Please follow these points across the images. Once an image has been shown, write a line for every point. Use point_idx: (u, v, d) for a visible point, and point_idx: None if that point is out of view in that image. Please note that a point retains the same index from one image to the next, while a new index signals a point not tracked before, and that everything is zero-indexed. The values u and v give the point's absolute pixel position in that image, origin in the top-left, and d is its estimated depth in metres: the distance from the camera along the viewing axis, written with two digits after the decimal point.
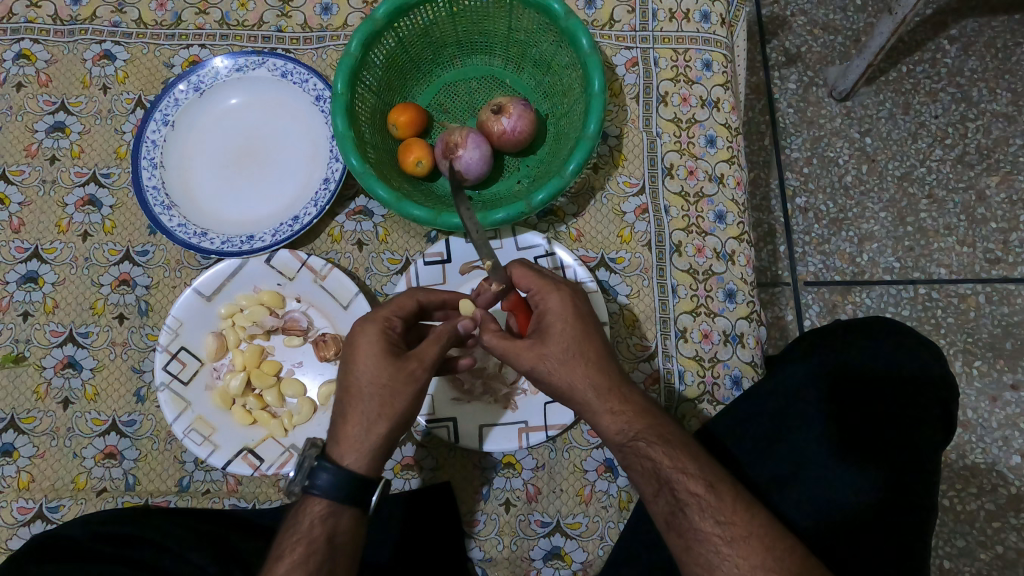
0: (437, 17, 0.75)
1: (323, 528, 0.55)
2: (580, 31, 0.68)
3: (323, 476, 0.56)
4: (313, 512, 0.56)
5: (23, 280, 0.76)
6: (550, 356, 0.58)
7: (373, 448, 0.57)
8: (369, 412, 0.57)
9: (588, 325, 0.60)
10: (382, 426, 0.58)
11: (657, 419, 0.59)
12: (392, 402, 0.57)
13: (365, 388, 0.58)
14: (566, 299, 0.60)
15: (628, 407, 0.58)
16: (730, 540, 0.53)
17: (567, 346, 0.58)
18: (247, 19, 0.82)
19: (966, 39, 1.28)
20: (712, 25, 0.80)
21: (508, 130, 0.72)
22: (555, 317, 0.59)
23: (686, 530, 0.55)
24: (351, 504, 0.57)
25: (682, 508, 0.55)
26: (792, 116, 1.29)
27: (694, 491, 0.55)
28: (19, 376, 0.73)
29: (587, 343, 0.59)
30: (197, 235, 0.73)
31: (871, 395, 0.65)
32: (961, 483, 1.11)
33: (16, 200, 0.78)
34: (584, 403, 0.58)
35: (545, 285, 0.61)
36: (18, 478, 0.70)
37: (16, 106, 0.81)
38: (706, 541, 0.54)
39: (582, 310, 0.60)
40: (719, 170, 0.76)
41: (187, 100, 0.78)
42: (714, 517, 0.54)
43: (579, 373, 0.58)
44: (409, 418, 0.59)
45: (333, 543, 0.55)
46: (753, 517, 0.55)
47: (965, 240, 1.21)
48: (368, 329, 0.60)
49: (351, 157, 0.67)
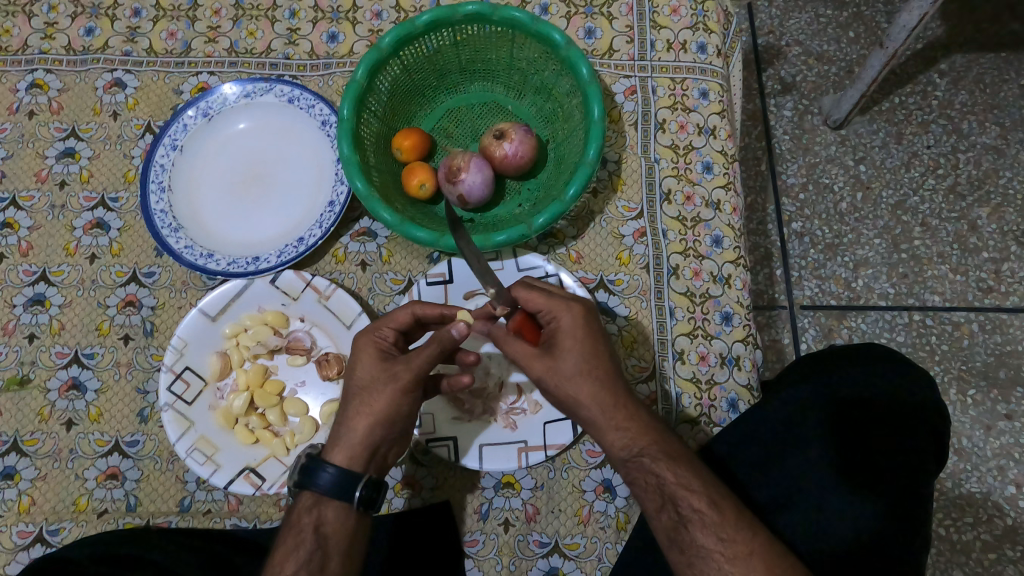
0: (441, 45, 0.77)
1: (310, 518, 0.59)
2: (580, 60, 0.70)
3: (317, 473, 0.59)
4: (303, 503, 0.60)
5: (30, 303, 0.77)
6: (558, 370, 0.60)
7: (356, 445, 0.60)
8: (350, 411, 0.61)
9: (598, 342, 0.61)
10: (360, 423, 0.60)
11: (661, 436, 0.60)
12: (370, 402, 0.60)
13: (350, 390, 0.62)
14: (578, 314, 0.62)
15: (635, 423, 0.60)
16: (732, 558, 0.54)
17: (576, 361, 0.60)
18: (256, 47, 0.85)
19: (955, 73, 1.32)
20: (709, 56, 0.82)
21: (510, 155, 0.73)
22: (566, 333, 0.61)
23: (688, 546, 0.56)
24: (336, 497, 0.59)
25: (685, 524, 0.56)
26: (788, 143, 1.32)
27: (697, 508, 0.56)
28: (23, 398, 0.74)
29: (597, 360, 0.60)
30: (203, 256, 0.74)
31: (867, 421, 0.65)
32: (957, 512, 1.11)
33: (26, 224, 0.79)
34: (591, 416, 0.60)
35: (554, 304, 0.62)
36: (19, 502, 0.71)
37: (28, 133, 0.82)
38: (708, 557, 0.55)
39: (592, 327, 0.62)
40: (716, 195, 0.77)
41: (196, 125, 0.80)
42: (716, 534, 0.55)
43: (589, 389, 0.59)
44: (393, 418, 0.61)
45: (320, 533, 0.58)
46: (756, 535, 0.56)
47: (958, 269, 1.23)
48: (361, 341, 0.64)
49: (357, 181, 0.68)
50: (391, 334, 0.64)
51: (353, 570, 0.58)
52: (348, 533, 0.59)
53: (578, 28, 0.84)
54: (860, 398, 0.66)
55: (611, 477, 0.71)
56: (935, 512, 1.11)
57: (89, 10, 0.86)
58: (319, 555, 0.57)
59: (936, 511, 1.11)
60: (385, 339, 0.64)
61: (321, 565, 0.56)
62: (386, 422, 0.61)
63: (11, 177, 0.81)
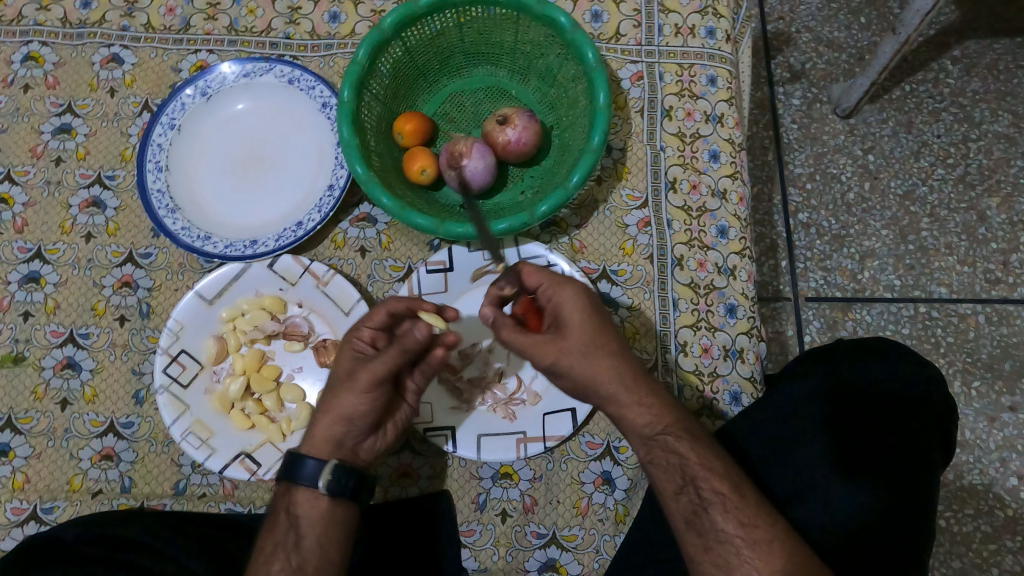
0: (444, 28, 0.75)
1: (282, 503, 0.61)
2: (586, 45, 0.69)
3: (287, 466, 0.60)
4: (279, 488, 0.62)
5: (25, 281, 0.76)
6: (571, 349, 0.58)
7: (320, 440, 0.61)
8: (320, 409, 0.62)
9: (605, 319, 0.60)
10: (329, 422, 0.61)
11: (681, 416, 0.59)
12: (333, 402, 0.61)
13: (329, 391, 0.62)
14: (578, 292, 0.60)
15: (654, 400, 0.59)
16: (753, 543, 0.53)
17: (590, 338, 0.58)
18: (255, 26, 0.83)
19: (969, 60, 1.29)
20: (718, 41, 0.80)
21: (513, 141, 0.72)
22: (569, 311, 0.59)
23: (708, 529, 0.55)
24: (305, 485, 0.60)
25: (705, 507, 0.55)
26: (795, 132, 1.30)
27: (719, 491, 0.55)
28: (18, 376, 0.73)
29: (606, 337, 0.59)
30: (200, 238, 0.73)
31: (869, 415, 0.64)
32: (958, 504, 1.11)
33: (21, 200, 0.78)
34: (611, 394, 0.58)
35: (556, 279, 0.60)
36: (14, 479, 0.70)
37: (23, 107, 0.81)
38: (728, 541, 0.54)
39: (597, 305, 0.61)
40: (722, 184, 0.76)
41: (194, 105, 0.78)
42: (737, 518, 0.54)
43: (603, 366, 0.58)
44: (354, 417, 0.61)
45: (291, 515, 0.60)
46: (775, 523, 0.55)
47: (965, 260, 1.21)
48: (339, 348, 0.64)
49: (357, 166, 0.67)
50: (368, 335, 0.63)
51: (327, 554, 0.58)
52: (321, 518, 0.59)
53: (585, 11, 0.82)
54: (860, 393, 0.65)
55: (610, 470, 0.70)
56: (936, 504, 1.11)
57: None
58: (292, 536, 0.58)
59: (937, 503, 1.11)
60: (362, 340, 0.63)
61: (293, 545, 0.58)
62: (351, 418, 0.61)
63: (7, 152, 0.80)
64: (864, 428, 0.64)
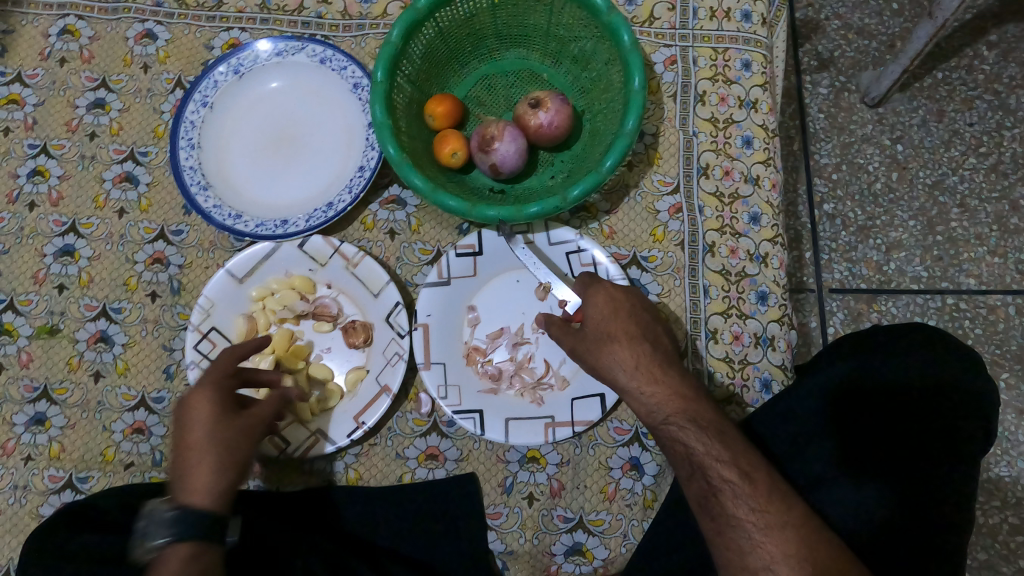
0: (478, 9, 0.75)
1: (190, 571, 0.51)
2: (623, 27, 0.68)
3: (171, 515, 0.53)
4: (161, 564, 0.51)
5: (59, 254, 0.76)
6: (587, 339, 0.64)
7: (215, 486, 0.56)
8: (196, 454, 0.57)
9: (624, 313, 0.65)
10: (217, 462, 0.57)
11: (691, 403, 0.61)
12: (229, 447, 0.58)
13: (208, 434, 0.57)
14: (602, 291, 0.65)
15: (660, 387, 0.61)
16: (764, 528, 0.54)
17: (603, 331, 0.64)
18: (287, 5, 0.83)
19: (1004, 45, 1.27)
20: (753, 24, 0.79)
21: (545, 125, 0.71)
22: (591, 306, 0.65)
23: (719, 515, 0.56)
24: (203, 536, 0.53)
25: (715, 493, 0.56)
26: (822, 122, 1.28)
27: (727, 478, 0.56)
28: (53, 346, 0.74)
29: (616, 328, 0.64)
30: (232, 217, 0.73)
31: (905, 408, 0.63)
32: (984, 496, 1.10)
33: (56, 173, 0.79)
34: (621, 384, 0.63)
35: (585, 284, 0.67)
36: (49, 447, 0.71)
37: (59, 81, 0.81)
38: (738, 526, 0.55)
39: (620, 300, 0.65)
40: (755, 171, 0.75)
41: (226, 82, 0.78)
42: (748, 504, 0.55)
43: (606, 354, 0.63)
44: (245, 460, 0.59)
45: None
46: (790, 508, 0.55)
47: (996, 251, 1.19)
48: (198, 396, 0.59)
49: (389, 146, 0.67)
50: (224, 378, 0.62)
51: None
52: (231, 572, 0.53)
53: None
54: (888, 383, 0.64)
55: (638, 456, 0.70)
56: None
57: None
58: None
59: None
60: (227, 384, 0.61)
61: None
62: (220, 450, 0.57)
63: (42, 125, 0.80)
64: (898, 421, 0.63)
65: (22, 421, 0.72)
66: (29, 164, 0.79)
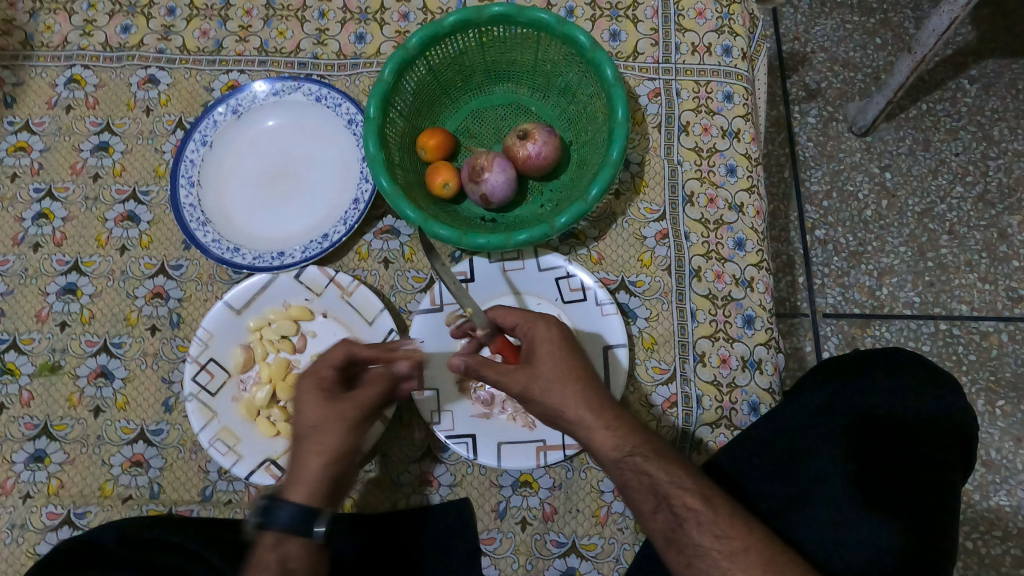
0: (468, 47, 0.78)
1: (274, 554, 0.55)
2: (606, 62, 0.71)
3: (279, 512, 0.56)
4: (263, 543, 0.56)
5: (62, 292, 0.79)
6: (540, 375, 0.60)
7: (314, 481, 0.58)
8: (305, 450, 0.59)
9: (569, 346, 0.62)
10: (330, 452, 0.59)
11: (647, 436, 0.60)
12: (326, 439, 0.59)
13: (326, 432, 0.59)
14: (553, 326, 0.64)
15: (617, 422, 0.60)
16: (730, 554, 0.54)
17: (554, 364, 0.61)
18: (285, 47, 0.86)
19: (986, 80, 1.30)
20: (734, 58, 0.82)
21: (533, 155, 0.74)
22: (543, 340, 0.62)
23: (686, 545, 0.56)
24: (303, 534, 0.56)
25: (681, 523, 0.56)
26: (812, 149, 1.31)
27: (691, 506, 0.56)
28: (54, 384, 0.76)
29: (574, 363, 0.61)
30: (230, 250, 0.76)
31: (885, 436, 0.64)
32: (985, 526, 1.09)
33: (60, 215, 0.81)
34: (578, 419, 0.60)
35: (529, 317, 0.64)
36: (48, 484, 0.72)
37: (65, 127, 0.85)
38: (705, 555, 0.55)
39: (565, 332, 0.64)
40: (739, 198, 0.77)
41: (225, 122, 0.81)
42: (712, 531, 0.55)
43: (569, 391, 0.60)
44: (348, 454, 0.60)
45: (285, 570, 0.55)
46: (751, 532, 0.56)
47: (986, 278, 1.21)
48: (305, 389, 0.62)
49: (381, 179, 0.69)
50: (329, 369, 0.63)
51: None
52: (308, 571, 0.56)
53: (603, 30, 0.85)
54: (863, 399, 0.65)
55: None
56: (961, 526, 1.09)
57: (126, 8, 0.89)
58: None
59: (962, 524, 1.09)
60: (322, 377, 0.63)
61: None
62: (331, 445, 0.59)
63: (48, 170, 0.83)
64: (881, 451, 0.63)
65: (22, 459, 0.73)
66: (34, 208, 0.82)
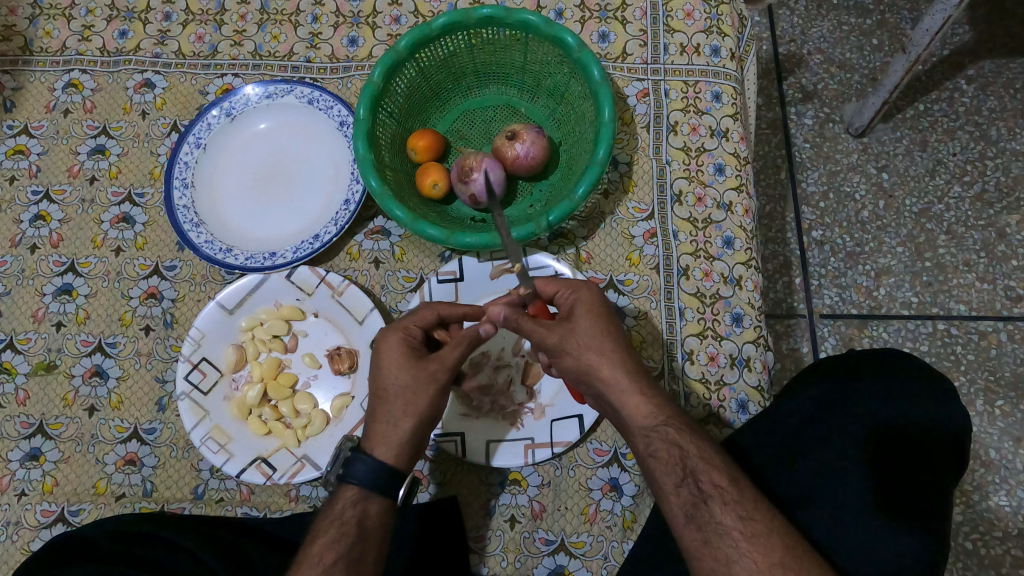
0: (456, 48, 0.79)
1: (354, 511, 0.58)
2: (592, 63, 0.71)
3: (360, 466, 0.59)
4: (347, 497, 0.59)
5: (58, 292, 0.80)
6: (580, 333, 0.61)
7: (401, 441, 0.61)
8: (395, 410, 0.61)
9: (612, 317, 0.64)
10: (423, 415, 0.61)
11: (680, 413, 0.60)
12: (415, 401, 0.61)
13: (418, 396, 0.61)
14: (595, 292, 0.64)
15: (653, 392, 0.60)
16: (751, 536, 0.53)
17: (597, 326, 0.62)
18: (278, 50, 0.88)
19: (983, 79, 1.30)
20: (722, 59, 0.83)
21: (521, 156, 0.74)
22: (586, 304, 0.63)
23: (706, 523, 0.54)
24: (382, 494, 0.59)
25: (705, 500, 0.55)
26: (808, 151, 1.31)
27: (718, 484, 0.55)
28: (49, 383, 0.77)
29: (618, 331, 0.62)
30: (222, 251, 0.76)
31: (885, 440, 0.63)
32: (984, 526, 1.08)
33: (57, 217, 0.82)
34: (613, 379, 0.60)
35: (573, 283, 0.65)
36: (43, 482, 0.73)
37: (62, 130, 0.86)
38: (726, 534, 0.53)
39: (607, 302, 0.65)
40: (727, 197, 0.78)
41: (219, 125, 0.82)
42: (737, 512, 0.54)
43: (610, 350, 0.60)
44: (433, 416, 0.62)
45: (364, 528, 0.58)
46: (773, 519, 0.54)
47: (985, 277, 1.20)
48: (390, 340, 0.64)
49: (371, 179, 0.69)
50: (416, 330, 0.65)
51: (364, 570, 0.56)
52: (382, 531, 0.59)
53: (592, 32, 0.85)
54: (850, 397, 0.65)
55: (617, 477, 0.71)
56: (960, 526, 1.08)
57: (123, 13, 0.90)
58: (359, 549, 0.57)
59: (961, 524, 1.08)
60: (413, 335, 0.65)
61: (358, 560, 0.56)
62: (425, 410, 0.61)
63: (45, 172, 0.84)
64: (880, 452, 0.62)
65: (18, 457, 0.74)
66: (31, 210, 0.83)
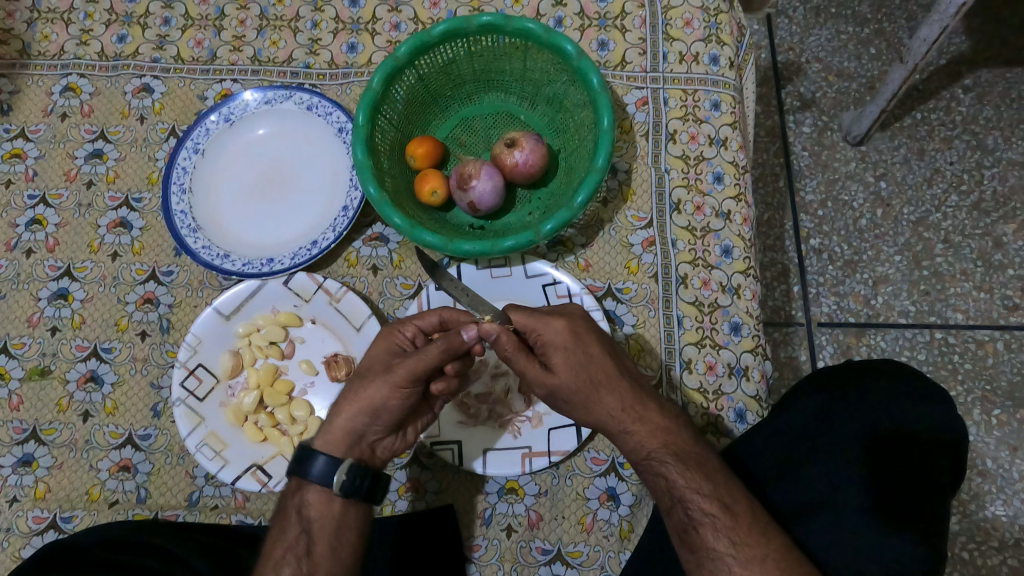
0: (456, 56, 0.79)
1: (295, 500, 0.61)
2: (591, 71, 0.71)
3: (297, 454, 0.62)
4: (292, 486, 0.62)
5: (54, 297, 0.79)
6: (563, 385, 0.60)
7: (337, 428, 0.62)
8: (343, 397, 0.62)
9: (591, 347, 0.60)
10: (362, 406, 0.61)
11: (676, 438, 0.60)
12: (360, 391, 0.61)
13: (365, 385, 0.61)
14: (560, 329, 0.60)
15: (647, 424, 0.60)
16: (744, 562, 0.53)
17: (578, 373, 0.60)
18: (278, 56, 0.88)
19: (980, 88, 1.30)
20: (721, 67, 0.83)
21: (520, 163, 0.74)
22: (555, 349, 0.60)
23: (699, 547, 0.55)
24: (319, 481, 0.60)
25: (696, 526, 0.55)
26: (807, 159, 1.31)
27: (708, 511, 0.55)
28: (44, 388, 0.76)
29: (593, 367, 0.60)
30: (220, 257, 0.76)
31: (884, 451, 0.62)
32: (981, 536, 1.08)
33: (53, 221, 0.82)
34: (603, 423, 0.61)
35: (537, 319, 0.60)
36: (36, 489, 0.72)
37: (60, 135, 0.86)
38: (718, 560, 0.54)
39: (580, 333, 0.61)
40: (726, 206, 0.78)
41: (218, 130, 0.82)
42: (728, 537, 0.54)
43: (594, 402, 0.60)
44: (376, 412, 0.61)
45: (303, 517, 0.59)
46: (769, 539, 0.54)
47: (982, 286, 1.21)
48: (382, 339, 0.65)
49: (369, 187, 0.69)
50: (412, 331, 0.64)
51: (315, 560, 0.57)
52: (332, 520, 0.59)
53: (591, 40, 0.86)
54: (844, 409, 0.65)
55: (615, 485, 0.71)
56: (956, 536, 1.08)
57: (122, 18, 0.90)
58: (304, 538, 0.58)
59: (958, 534, 1.08)
60: (403, 336, 0.64)
61: (305, 550, 0.58)
62: (362, 402, 0.61)
63: (42, 177, 0.84)
64: (879, 463, 0.62)
65: (10, 463, 0.73)
66: (28, 214, 0.83)
